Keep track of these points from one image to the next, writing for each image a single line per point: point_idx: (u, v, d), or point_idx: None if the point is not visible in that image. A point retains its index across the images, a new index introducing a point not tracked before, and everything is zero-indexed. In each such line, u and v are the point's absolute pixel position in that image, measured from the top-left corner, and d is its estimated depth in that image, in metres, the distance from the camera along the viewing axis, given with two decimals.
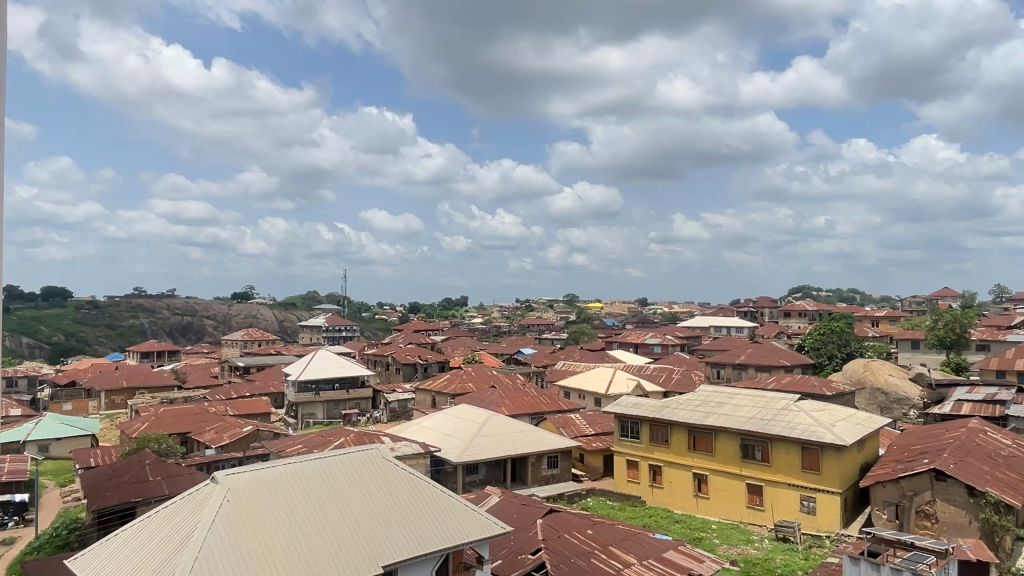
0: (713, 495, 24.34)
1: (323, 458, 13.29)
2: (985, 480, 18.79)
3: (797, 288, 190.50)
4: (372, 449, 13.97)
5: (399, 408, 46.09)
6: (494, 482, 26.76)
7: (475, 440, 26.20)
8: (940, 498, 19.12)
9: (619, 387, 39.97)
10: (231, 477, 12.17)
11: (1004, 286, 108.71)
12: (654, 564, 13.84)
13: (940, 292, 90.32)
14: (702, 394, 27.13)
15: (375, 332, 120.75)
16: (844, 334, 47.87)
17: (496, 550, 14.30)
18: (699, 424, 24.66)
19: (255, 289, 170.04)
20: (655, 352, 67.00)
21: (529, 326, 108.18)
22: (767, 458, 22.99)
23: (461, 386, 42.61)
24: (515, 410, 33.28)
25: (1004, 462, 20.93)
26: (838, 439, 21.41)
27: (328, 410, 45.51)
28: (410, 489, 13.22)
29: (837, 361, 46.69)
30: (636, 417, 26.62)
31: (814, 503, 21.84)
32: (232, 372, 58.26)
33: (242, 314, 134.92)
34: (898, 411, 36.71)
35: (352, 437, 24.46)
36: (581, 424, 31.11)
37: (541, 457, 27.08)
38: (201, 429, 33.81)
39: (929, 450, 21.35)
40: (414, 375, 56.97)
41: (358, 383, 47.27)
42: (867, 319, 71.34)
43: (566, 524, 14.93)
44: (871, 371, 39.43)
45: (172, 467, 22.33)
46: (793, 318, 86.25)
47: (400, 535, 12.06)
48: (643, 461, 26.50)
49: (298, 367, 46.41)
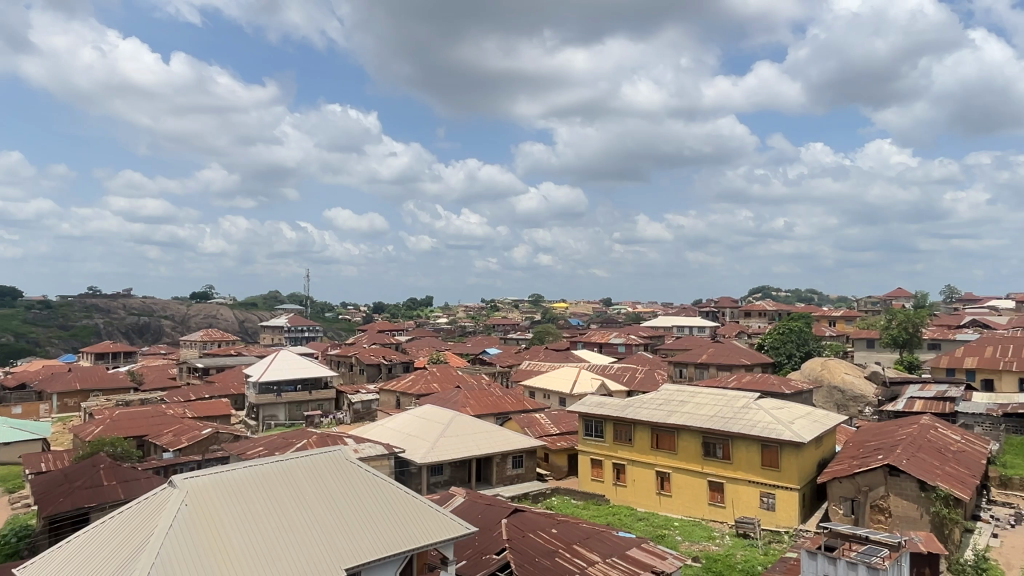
0: (675, 493, 24.66)
1: (286, 460, 13.12)
2: (936, 475, 19.40)
3: (758, 288, 194.12)
4: (335, 451, 13.83)
5: (363, 408, 45.60)
6: (458, 482, 26.70)
7: (440, 440, 26.13)
8: (894, 493, 19.66)
9: (584, 387, 40.22)
10: (189, 481, 11.92)
11: (953, 286, 112.42)
12: (617, 562, 13.98)
13: (894, 292, 93.02)
14: (665, 393, 27.51)
15: (338, 333, 119.47)
16: (803, 334, 48.92)
17: (460, 550, 14.29)
18: (661, 423, 24.93)
19: (214, 288, 166.66)
20: (619, 352, 67.58)
21: (494, 327, 108.15)
22: (727, 455, 23.40)
23: (426, 385, 42.45)
24: (480, 411, 33.24)
25: (954, 457, 21.70)
26: (796, 436, 21.90)
27: (290, 411, 44.92)
28: (373, 491, 13.10)
29: (795, 360, 47.74)
30: (600, 417, 26.84)
31: (773, 499, 22.30)
32: (191, 373, 57.00)
33: (201, 314, 132.29)
34: (854, 408, 37.71)
35: (315, 439, 24.18)
36: (546, 424, 31.19)
37: (505, 457, 27.10)
38: (158, 431, 33.01)
39: (883, 447, 21.94)
40: (378, 376, 56.50)
41: (321, 384, 46.70)
42: (825, 319, 72.97)
43: (530, 524, 14.96)
44: (828, 369, 40.37)
45: (128, 471, 21.75)
46: (754, 318, 87.89)
47: (365, 538, 11.95)
48: (607, 460, 26.71)
49: (259, 368, 45.60)
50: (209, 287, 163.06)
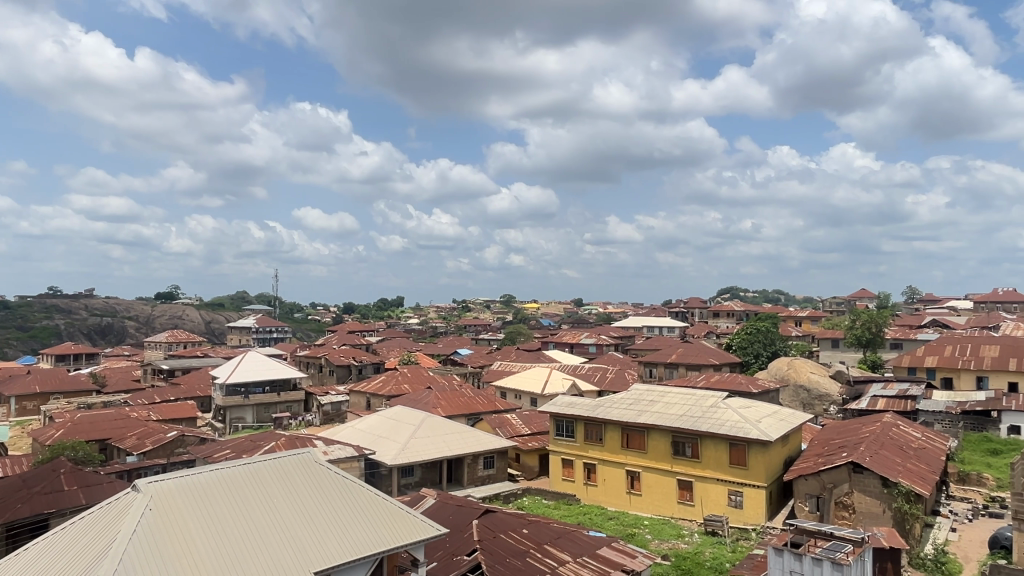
0: (645, 492, 24.87)
1: (253, 463, 12.93)
2: (898, 472, 19.85)
3: (727, 288, 196.52)
4: (304, 453, 13.69)
5: (333, 410, 45.21)
6: (429, 483, 26.58)
7: (411, 441, 26.00)
8: (858, 490, 20.07)
9: (555, 387, 40.36)
10: (154, 485, 11.70)
11: (914, 286, 115.31)
12: (588, 561, 14.05)
13: (858, 293, 95.11)
14: (636, 392, 27.72)
15: (307, 334, 118.30)
16: (769, 334, 49.74)
17: (431, 552, 14.25)
18: (632, 423, 25.13)
19: (180, 288, 163.61)
20: (590, 352, 67.99)
21: (465, 327, 107.92)
22: (696, 454, 23.67)
23: (397, 386, 42.23)
24: (451, 411, 33.17)
25: (915, 454, 22.23)
26: (763, 434, 22.24)
27: (258, 413, 44.29)
28: (342, 494, 12.96)
29: (762, 360, 48.50)
30: (571, 417, 26.95)
31: (741, 497, 22.62)
32: (155, 375, 55.85)
33: (166, 314, 129.95)
34: (819, 407, 38.46)
35: (283, 441, 23.88)
36: (517, 424, 31.24)
37: (476, 457, 27.08)
38: (122, 435, 32.31)
39: (848, 444, 22.38)
40: (348, 377, 56.08)
41: (290, 386, 46.17)
42: (791, 319, 74.27)
43: (501, 525, 14.96)
44: (794, 369, 41.07)
45: (89, 475, 21.27)
46: (722, 318, 89.15)
47: (333, 542, 11.81)
48: (578, 460, 26.84)
49: (226, 369, 44.83)
50: (174, 287, 159.87)
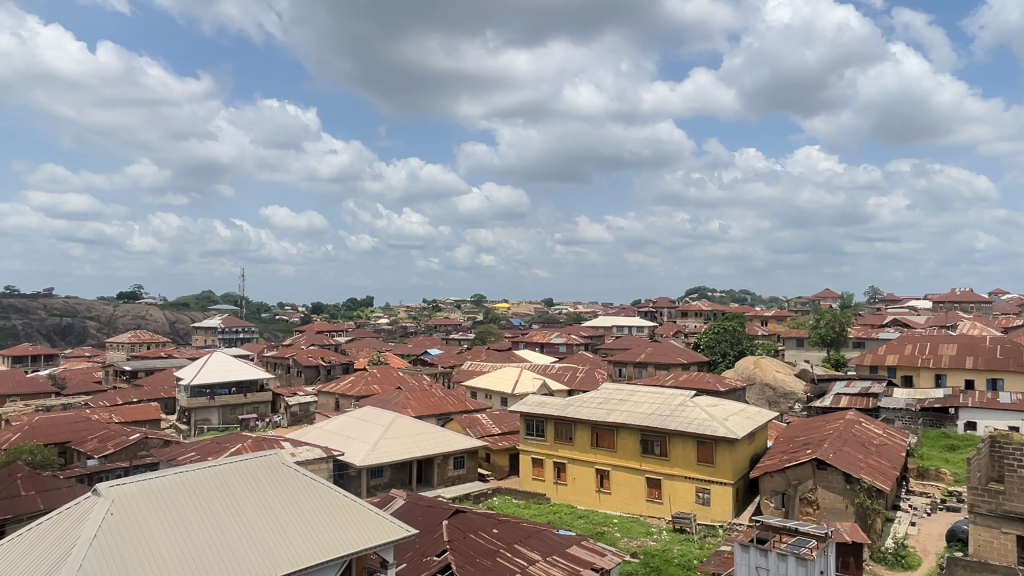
0: (615, 490, 25.07)
1: (219, 466, 12.74)
2: (860, 468, 20.31)
3: (695, 288, 198.68)
4: (271, 455, 13.52)
5: (301, 411, 44.70)
6: (399, 484, 26.43)
7: (381, 442, 25.83)
8: (821, 486, 20.46)
9: (525, 387, 40.41)
10: (115, 489, 11.45)
11: (876, 286, 117.86)
12: (558, 560, 14.12)
13: (822, 293, 97.08)
14: (605, 392, 27.90)
15: (275, 334, 116.75)
16: (736, 333, 50.48)
17: (400, 553, 14.20)
18: (601, 421, 25.28)
19: (143, 288, 160.31)
20: (560, 351, 68.21)
21: (435, 327, 107.48)
22: (665, 452, 23.92)
23: (366, 386, 41.93)
24: (421, 411, 33.01)
25: (876, 450, 22.75)
26: (730, 432, 22.57)
27: (224, 415, 43.63)
28: (310, 497, 12.82)
29: (729, 359, 49.20)
30: (540, 416, 27.02)
31: (708, 495, 22.91)
32: (118, 377, 54.55)
33: (129, 314, 127.07)
34: (784, 405, 39.15)
35: (250, 444, 23.50)
36: (487, 424, 31.21)
37: (446, 458, 27.00)
38: (82, 438, 31.55)
39: (812, 441, 22.85)
40: (317, 378, 55.50)
41: (257, 387, 45.55)
42: (757, 318, 75.43)
43: (471, 525, 14.95)
44: (760, 368, 41.72)
45: (47, 479, 20.69)
46: (690, 318, 90.27)
47: (302, 543, 11.67)
48: (547, 459, 26.94)
49: (191, 370, 43.99)
50: (137, 287, 156.33)
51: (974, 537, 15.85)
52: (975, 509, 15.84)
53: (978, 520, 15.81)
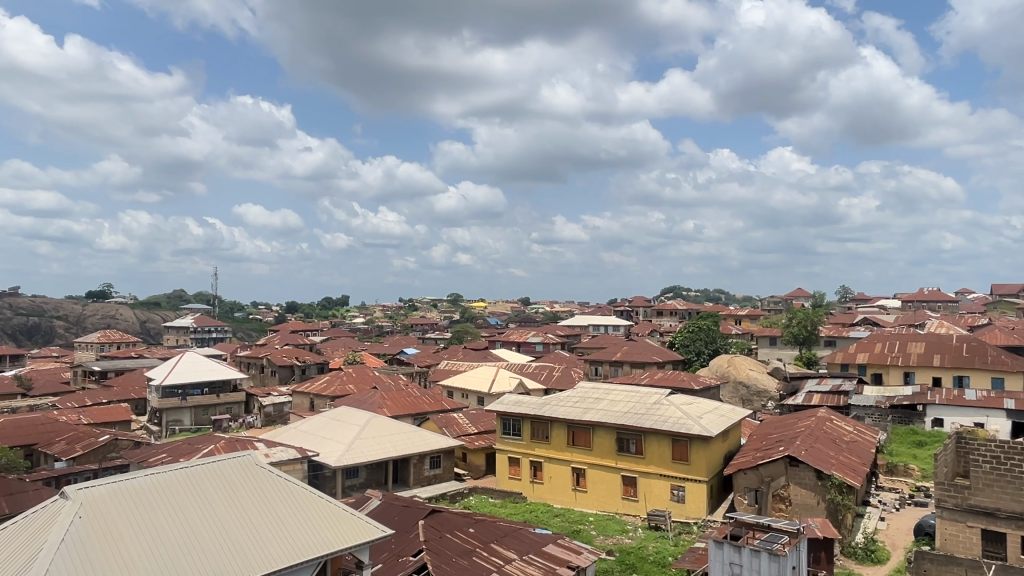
0: (591, 488, 25.19)
1: (190, 468, 12.57)
2: (831, 464, 20.65)
3: (670, 288, 200.15)
4: (244, 456, 13.36)
5: (275, 412, 44.24)
6: (375, 485, 26.26)
7: (356, 442, 25.67)
8: (794, 482, 20.76)
9: (502, 386, 40.41)
10: (83, 492, 11.23)
11: (847, 286, 119.83)
12: (534, 558, 14.18)
13: (794, 292, 98.52)
14: (581, 390, 28.01)
15: (248, 334, 115.41)
16: (711, 332, 51.02)
17: (376, 554, 14.13)
18: (577, 420, 25.37)
19: (113, 287, 156.96)
20: (536, 350, 68.32)
21: (412, 327, 107.03)
22: (640, 450, 24.10)
23: (341, 386, 41.61)
24: (397, 411, 32.84)
25: (847, 447, 23.17)
26: (704, 430, 22.81)
27: (196, 415, 43.01)
28: (284, 498, 12.70)
29: (704, 357, 49.71)
30: (517, 415, 27.04)
31: (683, 492, 23.12)
32: (86, 377, 53.47)
33: (98, 314, 124.50)
34: (757, 402, 39.68)
35: (223, 445, 23.21)
36: (463, 424, 31.16)
37: (422, 457, 26.92)
38: (50, 440, 30.89)
39: (784, 439, 23.15)
40: (291, 378, 55.00)
41: (230, 387, 44.99)
42: (731, 317, 76.26)
43: (447, 524, 14.93)
44: (734, 366, 42.27)
45: (13, 483, 20.23)
46: (665, 317, 91.01)
47: (276, 545, 11.56)
48: (524, 458, 26.98)
49: (163, 370, 43.29)
50: (106, 287, 153.25)
51: (940, 531, 16.18)
52: (941, 504, 16.17)
53: (944, 515, 16.14)
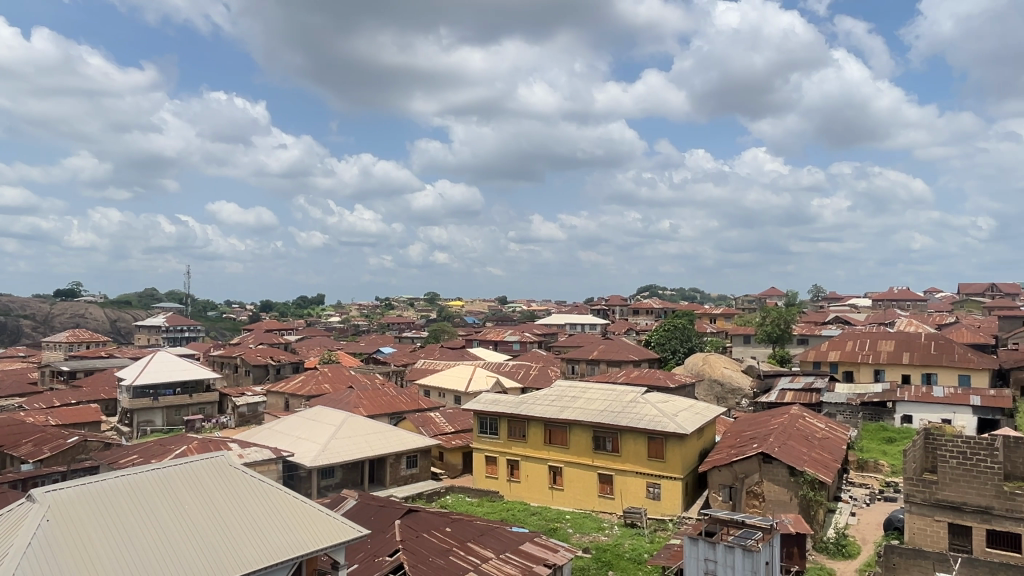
0: (567, 486, 25.29)
1: (163, 469, 12.40)
2: (804, 461, 20.94)
3: (646, 287, 201.23)
4: (217, 457, 13.19)
5: (249, 412, 43.77)
6: (350, 485, 26.08)
7: (332, 442, 25.48)
8: (767, 479, 21.02)
9: (479, 385, 40.39)
10: (51, 494, 11.01)
11: (820, 286, 121.60)
12: (511, 557, 14.18)
13: (767, 292, 99.79)
14: (558, 389, 28.09)
15: (221, 333, 113.99)
16: (686, 330, 51.52)
17: (352, 554, 14.04)
18: (554, 418, 25.43)
19: (82, 285, 153.60)
20: (514, 349, 68.39)
21: (388, 326, 106.56)
22: (616, 448, 24.24)
23: (317, 386, 41.24)
24: (373, 411, 32.64)
25: (819, 443, 23.55)
26: (680, 427, 23.02)
27: (168, 416, 42.35)
28: (259, 499, 12.57)
29: (679, 355, 50.17)
30: (495, 414, 27.03)
31: (659, 489, 23.31)
32: (55, 378, 52.39)
33: (67, 313, 122.00)
34: (731, 400, 40.13)
35: (195, 445, 22.91)
36: (441, 423, 31.08)
37: (399, 457, 26.80)
38: (17, 442, 30.21)
39: (758, 436, 23.44)
40: (266, 377, 54.42)
41: (203, 387, 44.39)
42: (707, 316, 77.01)
43: (424, 524, 14.87)
44: (709, 364, 42.74)
45: None
46: (641, 315, 91.60)
47: (250, 547, 11.43)
48: (501, 456, 26.98)
49: (134, 370, 42.57)
50: (75, 285, 149.97)
51: (909, 525, 16.52)
52: (910, 498, 16.49)
53: (913, 509, 16.47)
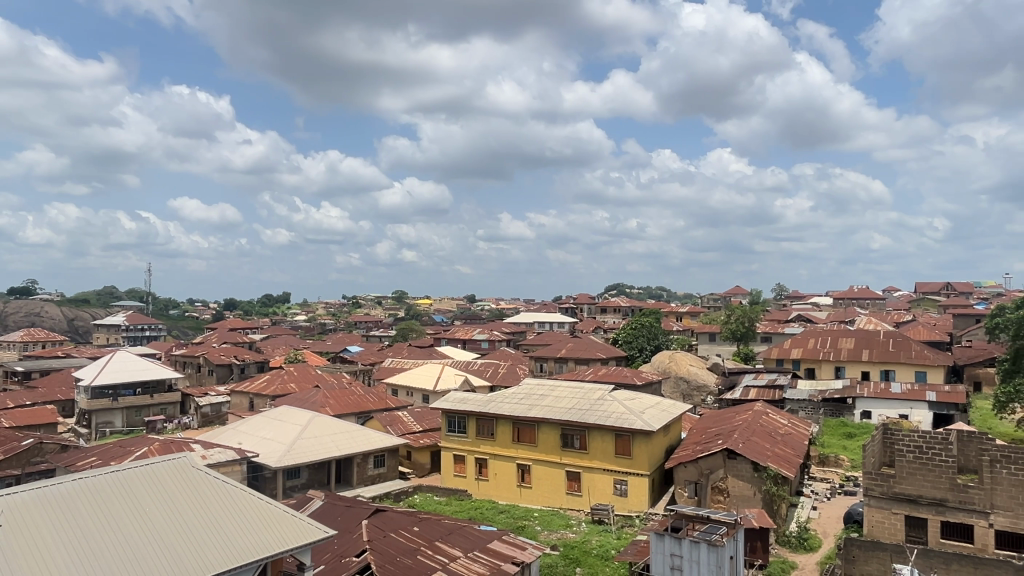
0: (535, 484, 25.38)
1: (122, 470, 12.15)
2: (767, 457, 21.31)
3: (613, 287, 202.16)
4: (179, 458, 12.95)
5: (212, 412, 43.09)
6: (317, 485, 25.82)
7: (298, 442, 25.19)
8: (732, 474, 21.34)
9: (447, 384, 40.29)
10: (4, 500, 10.70)
11: (783, 285, 123.71)
12: (479, 556, 14.17)
13: (733, 291, 101.14)
14: (526, 387, 28.14)
15: (183, 331, 111.74)
16: (653, 329, 52.04)
17: (318, 555, 13.88)
18: (522, 416, 25.50)
19: (37, 282, 149.03)
20: (482, 347, 68.31)
21: (355, 325, 105.43)
22: (584, 446, 24.39)
23: (282, 386, 40.69)
24: (340, 411, 32.35)
25: (781, 439, 23.99)
26: (646, 425, 23.25)
27: (128, 417, 41.39)
28: (222, 500, 12.36)
29: (646, 353, 50.66)
30: (463, 412, 26.99)
31: (626, 486, 23.51)
32: (8, 378, 50.80)
33: (22, 312, 118.37)
34: (697, 397, 40.64)
35: (157, 446, 22.51)
36: (408, 422, 30.93)
37: (366, 457, 26.62)
38: None
39: (722, 432, 23.82)
40: (229, 377, 53.54)
41: (164, 387, 43.50)
42: (673, 314, 77.91)
43: (392, 524, 14.77)
44: (675, 362, 43.25)
45: None
46: (609, 313, 92.15)
47: (214, 548, 11.26)
48: (469, 455, 26.94)
49: (92, 369, 41.51)
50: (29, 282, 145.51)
51: (868, 518, 16.93)
52: (869, 492, 16.90)
53: (871, 502, 16.88)
